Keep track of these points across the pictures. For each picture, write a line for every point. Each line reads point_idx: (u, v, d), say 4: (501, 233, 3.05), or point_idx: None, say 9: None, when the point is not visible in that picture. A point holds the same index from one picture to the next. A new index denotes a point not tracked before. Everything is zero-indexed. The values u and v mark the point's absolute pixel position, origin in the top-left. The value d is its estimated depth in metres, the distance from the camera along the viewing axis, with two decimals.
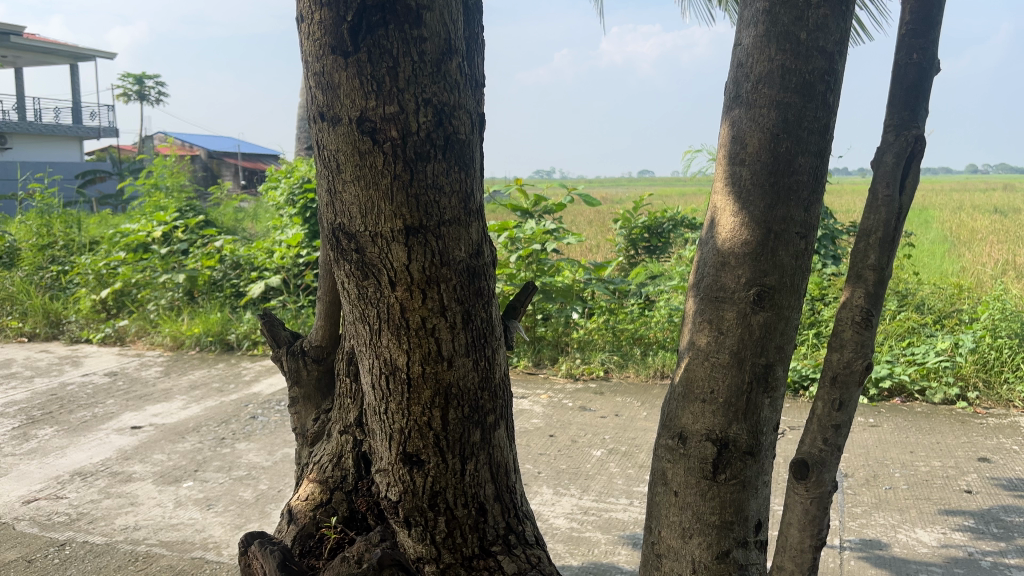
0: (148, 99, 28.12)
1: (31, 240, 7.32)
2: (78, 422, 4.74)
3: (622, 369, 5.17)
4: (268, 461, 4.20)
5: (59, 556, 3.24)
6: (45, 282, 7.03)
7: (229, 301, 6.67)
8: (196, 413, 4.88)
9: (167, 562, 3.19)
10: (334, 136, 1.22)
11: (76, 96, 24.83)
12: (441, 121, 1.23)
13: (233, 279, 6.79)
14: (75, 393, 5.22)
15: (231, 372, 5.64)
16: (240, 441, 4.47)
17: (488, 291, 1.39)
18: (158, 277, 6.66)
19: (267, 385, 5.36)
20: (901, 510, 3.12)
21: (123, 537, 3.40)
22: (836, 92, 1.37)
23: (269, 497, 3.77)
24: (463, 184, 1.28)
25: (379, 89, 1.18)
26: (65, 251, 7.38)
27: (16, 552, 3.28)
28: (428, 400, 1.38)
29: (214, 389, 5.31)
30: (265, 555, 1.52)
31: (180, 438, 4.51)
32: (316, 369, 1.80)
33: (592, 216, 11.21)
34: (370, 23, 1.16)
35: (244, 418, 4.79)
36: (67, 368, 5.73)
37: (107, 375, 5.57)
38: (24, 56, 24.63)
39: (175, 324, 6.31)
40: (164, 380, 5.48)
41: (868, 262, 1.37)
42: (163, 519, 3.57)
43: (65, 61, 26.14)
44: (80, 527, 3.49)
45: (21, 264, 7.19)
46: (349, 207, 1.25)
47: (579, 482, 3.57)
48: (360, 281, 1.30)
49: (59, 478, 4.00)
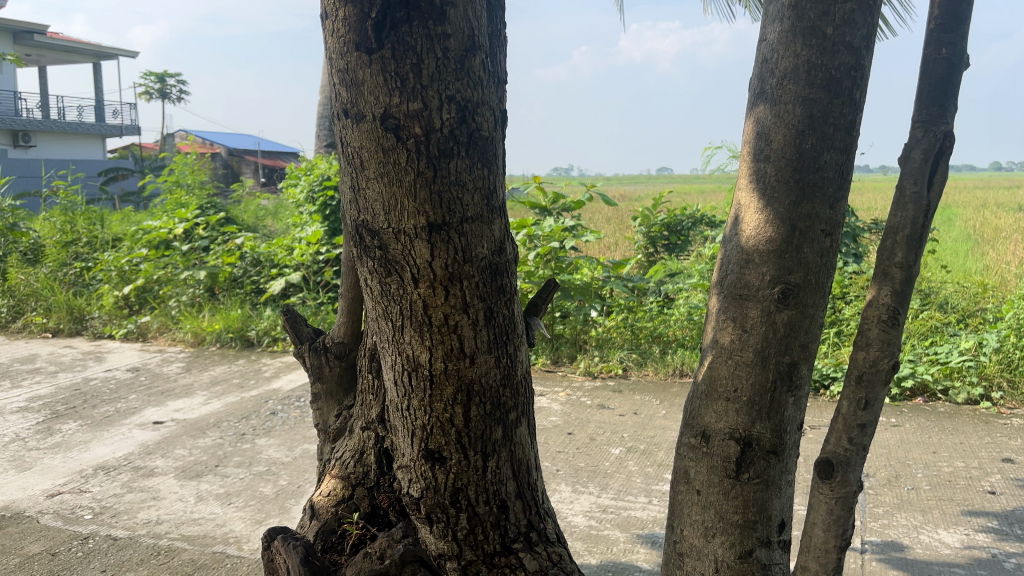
0: (170, 97, 28.39)
1: (55, 237, 7.40)
2: (101, 417, 4.80)
3: (640, 367, 5.16)
4: (288, 456, 4.23)
5: (83, 549, 3.28)
6: (68, 278, 7.09)
7: (250, 297, 6.72)
8: (217, 409, 4.92)
9: (189, 556, 3.22)
10: (357, 132, 1.22)
11: (100, 94, 25.10)
12: (464, 118, 1.23)
13: (253, 276, 6.81)
14: (98, 388, 5.28)
15: (252, 368, 5.69)
16: (260, 436, 4.50)
17: (510, 288, 1.39)
18: (179, 274, 6.70)
19: (286, 381, 5.40)
20: (923, 511, 3.09)
21: (146, 531, 3.44)
22: (863, 89, 1.35)
23: (289, 492, 3.80)
24: (485, 181, 1.28)
25: (402, 85, 1.18)
26: (89, 248, 7.45)
27: (41, 545, 3.33)
28: (450, 397, 1.38)
29: (234, 385, 5.35)
30: (288, 550, 1.53)
31: (201, 433, 4.55)
32: (338, 365, 1.81)
33: (611, 213, 11.17)
34: (394, 19, 1.16)
35: (264, 414, 4.83)
36: (90, 364, 5.80)
37: (130, 371, 5.63)
38: (48, 54, 24.94)
39: (196, 321, 6.36)
40: (186, 376, 5.53)
41: (895, 260, 1.35)
42: (185, 514, 3.60)
43: (88, 60, 26.43)
44: (104, 521, 3.53)
45: (45, 261, 7.27)
46: (372, 204, 1.25)
47: (597, 480, 3.57)
48: (382, 278, 1.30)
49: (83, 472, 4.05)
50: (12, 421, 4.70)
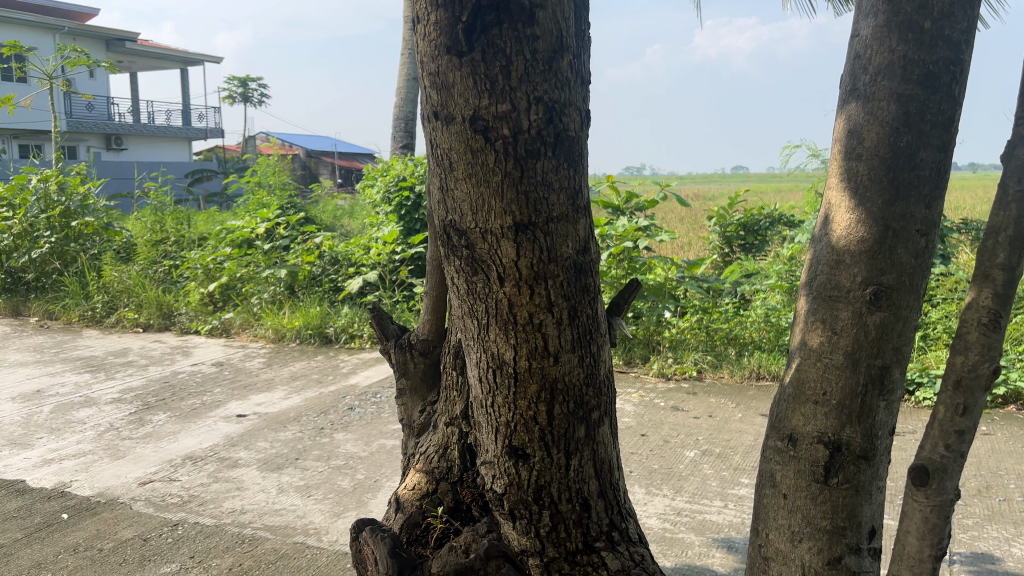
0: (252, 101, 29.37)
1: (146, 237, 7.77)
2: (188, 409, 4.99)
3: (715, 369, 5.09)
4: (365, 451, 4.32)
5: (172, 536, 3.43)
6: (158, 276, 7.39)
7: (328, 296, 6.88)
8: (297, 403, 5.07)
9: (271, 545, 3.33)
10: (447, 134, 1.24)
11: (187, 99, 26.14)
12: (552, 119, 1.24)
13: (332, 275, 7.01)
14: (186, 381, 5.50)
15: (330, 364, 5.83)
16: (338, 431, 4.61)
17: (595, 288, 1.40)
18: (261, 271, 6.89)
19: (363, 377, 5.52)
20: (1016, 524, 2.96)
21: (230, 520, 3.56)
22: (963, 83, 1.31)
23: (366, 486, 3.88)
24: (572, 181, 1.29)
25: (492, 87, 1.20)
26: (176, 247, 7.76)
27: (134, 530, 3.49)
28: (534, 395, 1.39)
29: (313, 380, 5.50)
30: (376, 541, 1.57)
31: (282, 427, 4.70)
32: (422, 362, 1.84)
33: (685, 212, 11.05)
34: (484, 23, 1.18)
35: (342, 409, 4.95)
36: (178, 358, 6.04)
37: (215, 365, 5.85)
38: (139, 61, 26.13)
39: (277, 317, 6.55)
40: (267, 371, 5.71)
41: (997, 261, 1.30)
42: (268, 504, 3.72)
43: (176, 66, 27.57)
44: (191, 509, 3.68)
45: (137, 259, 7.58)
46: (460, 204, 1.27)
47: (671, 482, 3.53)
48: (469, 277, 1.33)
49: (172, 462, 4.23)
50: (107, 412, 4.93)
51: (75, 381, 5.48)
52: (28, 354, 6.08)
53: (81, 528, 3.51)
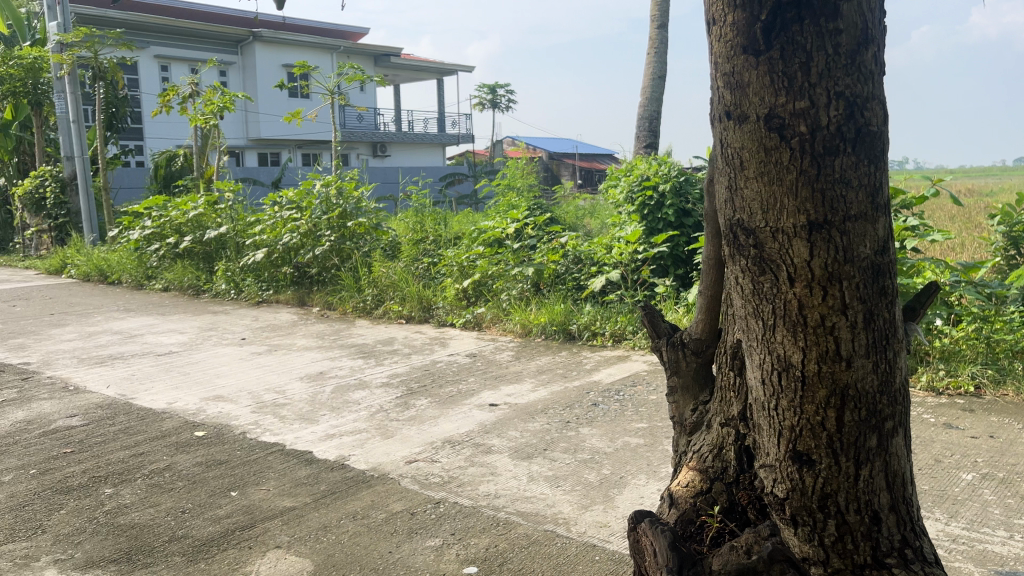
0: (500, 107, 30.84)
1: (409, 237, 8.47)
2: (446, 396, 5.37)
3: (997, 385, 4.58)
4: (611, 447, 4.39)
5: (436, 512, 3.72)
6: (418, 272, 7.99)
7: (572, 294, 7.03)
8: (544, 396, 5.26)
9: (524, 530, 3.50)
10: (741, 131, 1.44)
11: (442, 107, 28.06)
12: (852, 113, 1.37)
13: (575, 274, 7.16)
14: (443, 370, 5.92)
15: (575, 360, 5.98)
16: (584, 425, 4.73)
17: (891, 292, 1.47)
18: (510, 269, 7.22)
19: (607, 374, 5.60)
20: None
21: (486, 503, 3.79)
22: None
23: (612, 482, 3.95)
24: (870, 176, 1.40)
25: (790, 84, 1.37)
26: (434, 245, 8.37)
27: (403, 504, 3.83)
28: (822, 399, 1.46)
29: (559, 374, 5.68)
30: (656, 533, 1.76)
31: (531, 418, 4.90)
32: (694, 360, 1.95)
33: (957, 210, 10.01)
34: (784, 20, 1.37)
35: (586, 405, 5.06)
36: (436, 348, 6.51)
37: (468, 356, 6.23)
38: (402, 74, 28.49)
39: (524, 313, 6.84)
40: (516, 363, 5.99)
41: None
42: (520, 491, 3.91)
43: (433, 77, 29.69)
44: (451, 489, 3.96)
45: (401, 256, 8.25)
46: (751, 201, 1.45)
47: (945, 506, 3.23)
48: (757, 276, 1.48)
49: (433, 444, 4.57)
50: (377, 394, 5.44)
51: (350, 365, 6.10)
52: (312, 340, 6.86)
53: (358, 498, 3.91)
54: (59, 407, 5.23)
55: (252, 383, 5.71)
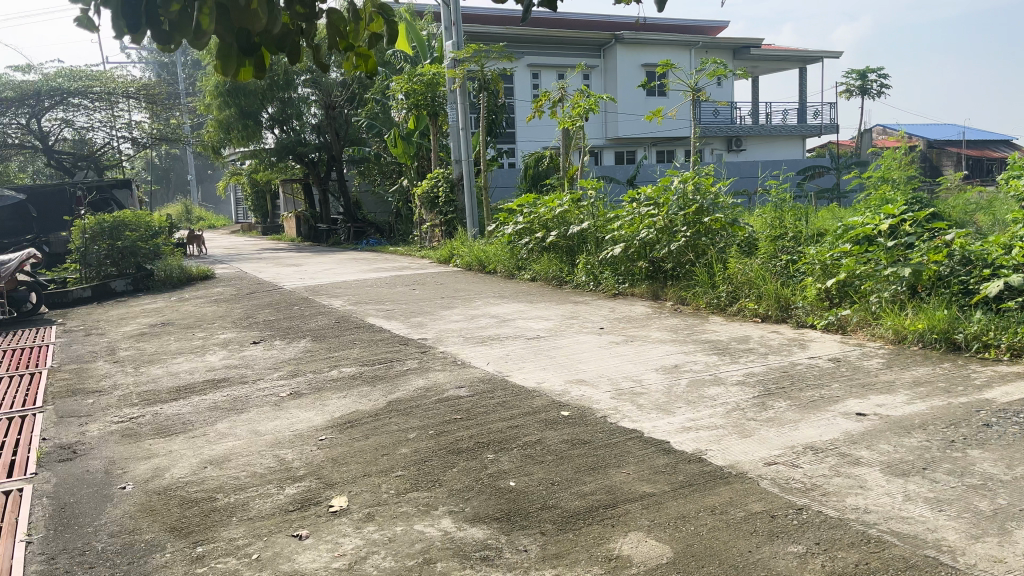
0: (870, 93, 28.44)
1: (767, 233, 8.19)
2: (807, 400, 5.13)
3: None
4: (1008, 475, 3.85)
5: (798, 518, 3.59)
6: (776, 270, 7.68)
7: (957, 299, 6.23)
8: (922, 410, 4.78)
9: (899, 552, 3.23)
10: None
11: (803, 97, 26.67)
12: None
13: (962, 276, 6.33)
14: (804, 373, 5.66)
15: (960, 373, 5.34)
16: (973, 447, 4.20)
17: None
18: (882, 270, 6.62)
19: (1002, 393, 4.91)
20: None
21: (855, 517, 3.56)
22: None
23: (1010, 514, 3.46)
24: None
25: None
26: (794, 242, 8.01)
27: (762, 505, 3.76)
28: None
29: (940, 388, 5.11)
30: None
31: (905, 432, 4.48)
32: None
33: None
34: None
35: (976, 424, 4.49)
36: (796, 349, 6.25)
37: (832, 360, 5.89)
38: (763, 63, 27.61)
39: (898, 317, 6.25)
40: (887, 372, 5.51)
41: None
42: (894, 509, 3.61)
43: (795, 65, 28.32)
44: (815, 497, 3.79)
45: (758, 253, 8.01)
46: None
47: None
48: None
49: (794, 448, 4.40)
50: (733, 392, 5.37)
51: (705, 361, 6.11)
52: (666, 333, 7.00)
53: (717, 493, 3.92)
54: (449, 379, 5.99)
55: (611, 370, 6.00)
